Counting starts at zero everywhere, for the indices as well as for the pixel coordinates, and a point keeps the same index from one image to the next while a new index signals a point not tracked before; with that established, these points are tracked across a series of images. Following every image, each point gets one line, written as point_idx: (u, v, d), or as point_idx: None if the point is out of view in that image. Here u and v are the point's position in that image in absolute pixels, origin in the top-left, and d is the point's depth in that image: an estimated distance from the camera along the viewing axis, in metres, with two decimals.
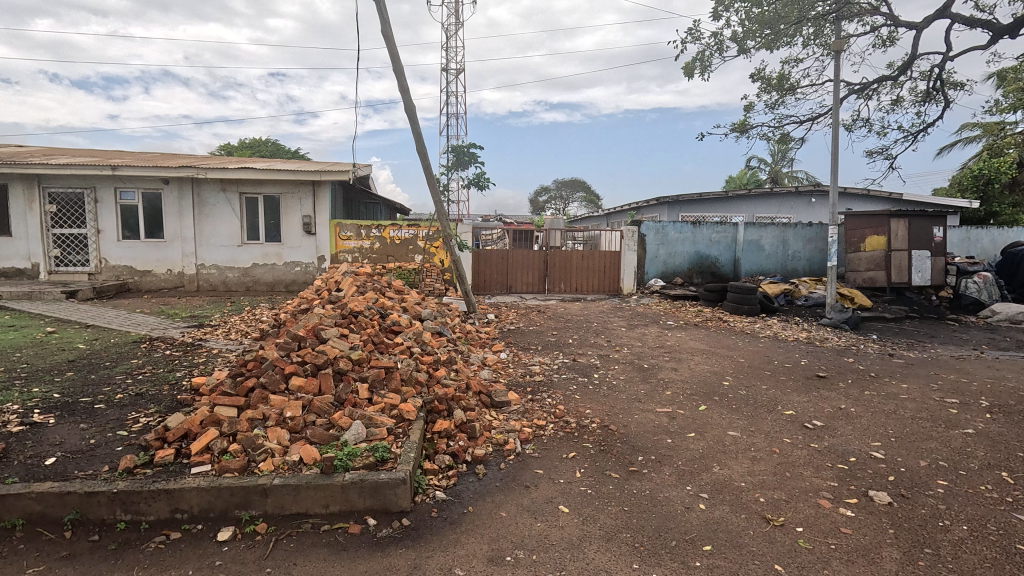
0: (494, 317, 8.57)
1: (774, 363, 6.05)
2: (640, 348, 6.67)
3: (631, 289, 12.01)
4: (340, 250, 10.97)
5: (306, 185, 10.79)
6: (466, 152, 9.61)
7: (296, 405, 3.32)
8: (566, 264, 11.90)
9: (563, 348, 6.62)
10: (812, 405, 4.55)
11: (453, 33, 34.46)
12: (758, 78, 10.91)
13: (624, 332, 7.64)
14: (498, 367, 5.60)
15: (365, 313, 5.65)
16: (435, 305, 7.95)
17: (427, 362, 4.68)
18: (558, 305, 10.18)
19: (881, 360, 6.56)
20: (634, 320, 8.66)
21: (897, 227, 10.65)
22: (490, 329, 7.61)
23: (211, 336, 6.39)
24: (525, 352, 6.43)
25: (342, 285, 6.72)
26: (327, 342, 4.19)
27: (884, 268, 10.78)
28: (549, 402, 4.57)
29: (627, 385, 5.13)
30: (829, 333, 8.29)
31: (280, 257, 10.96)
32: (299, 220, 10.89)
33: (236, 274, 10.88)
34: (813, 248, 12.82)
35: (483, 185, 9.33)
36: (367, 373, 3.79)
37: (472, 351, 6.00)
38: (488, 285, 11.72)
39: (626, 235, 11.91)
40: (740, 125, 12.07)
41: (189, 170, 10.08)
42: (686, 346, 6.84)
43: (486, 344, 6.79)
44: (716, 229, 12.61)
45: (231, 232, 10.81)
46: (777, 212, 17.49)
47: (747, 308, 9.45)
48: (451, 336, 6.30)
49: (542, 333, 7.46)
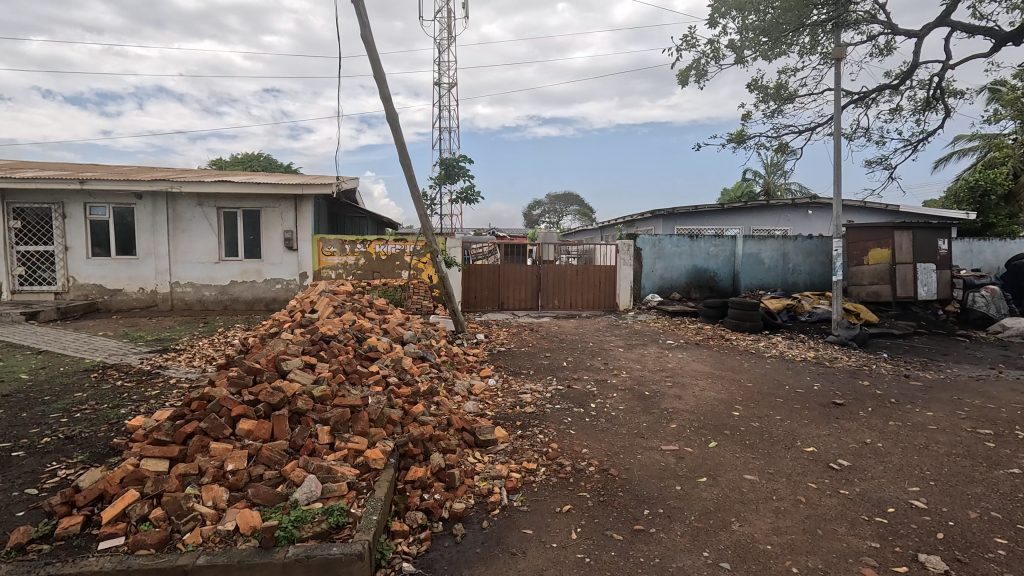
0: (483, 338, 8.06)
1: (785, 389, 5.58)
2: (641, 372, 6.17)
3: (628, 305, 11.58)
4: (323, 267, 10.47)
5: (288, 199, 10.33)
6: (455, 164, 9.11)
7: (239, 457, 2.80)
8: (560, 280, 11.44)
9: (557, 373, 6.11)
10: (834, 440, 4.07)
11: (446, 49, 34.55)
12: (755, 87, 10.64)
13: (623, 353, 7.17)
14: (485, 397, 5.09)
15: (338, 338, 5.15)
16: (420, 325, 7.44)
17: (404, 397, 4.18)
18: (552, 323, 9.70)
19: (897, 383, 6.11)
20: (632, 339, 8.18)
21: (901, 239, 10.31)
22: (479, 352, 7.09)
23: (173, 363, 5.83)
24: (515, 378, 5.92)
25: (317, 306, 6.23)
26: (289, 375, 3.69)
27: (889, 282, 10.41)
28: (540, 440, 4.06)
29: (628, 417, 4.62)
30: (838, 351, 7.86)
31: (259, 274, 10.44)
32: (280, 234, 10.41)
33: (213, 293, 10.34)
34: (814, 261, 12.45)
35: (473, 199, 8.88)
36: (330, 412, 3.29)
37: (457, 379, 5.49)
38: (479, 301, 11.23)
39: (621, 249, 11.52)
40: (737, 135, 11.79)
41: (163, 184, 9.59)
42: (690, 369, 6.35)
43: (473, 369, 6.28)
44: (714, 242, 12.22)
45: (208, 248, 10.28)
46: (774, 224, 17.20)
47: (750, 325, 9.03)
48: (434, 361, 5.81)
49: (535, 356, 6.95)
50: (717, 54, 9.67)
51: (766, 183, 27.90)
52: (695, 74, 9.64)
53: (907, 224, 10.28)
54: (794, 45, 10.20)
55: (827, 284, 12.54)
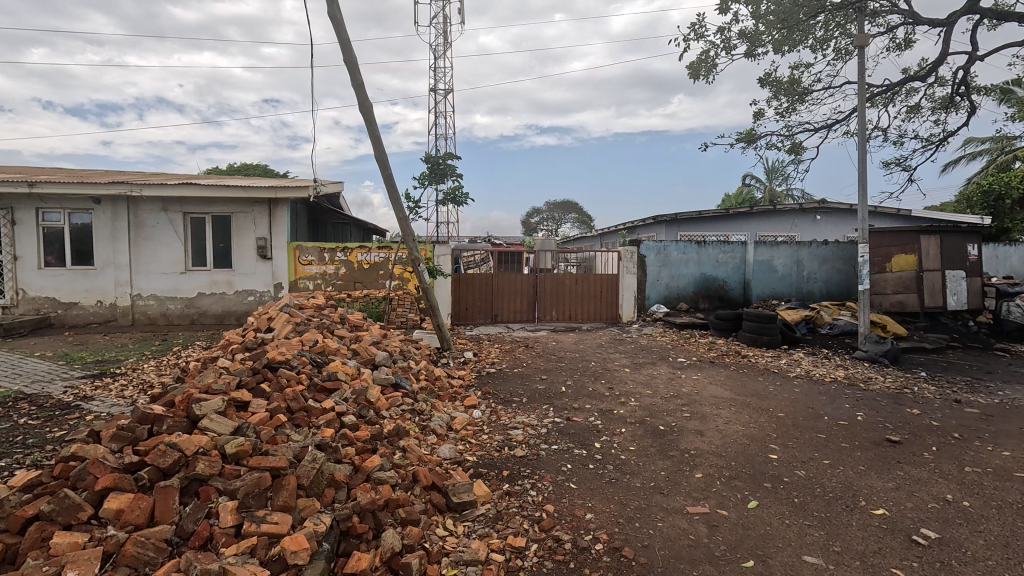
0: (472, 356, 7.18)
1: (825, 420, 4.69)
2: (652, 400, 5.26)
3: (631, 316, 10.71)
4: (300, 277, 9.70)
5: (261, 203, 9.51)
6: (441, 161, 8.10)
7: (87, 559, 1.93)
8: (558, 290, 10.58)
9: (555, 402, 5.21)
10: (906, 499, 3.19)
11: (442, 55, 34.03)
12: (767, 82, 9.88)
13: (629, 374, 6.29)
14: (466, 436, 4.22)
15: (288, 364, 4.27)
16: (399, 343, 6.57)
17: (358, 444, 3.30)
18: (549, 338, 8.81)
19: (951, 411, 5.23)
20: (639, 357, 7.30)
21: (927, 244, 9.51)
22: (465, 374, 6.20)
23: (102, 393, 4.93)
24: (505, 409, 5.04)
25: (274, 324, 5.36)
26: (199, 424, 2.80)
27: (916, 291, 9.61)
28: (532, 500, 3.17)
29: (642, 464, 3.75)
30: (870, 370, 6.99)
31: (230, 285, 9.57)
32: (253, 242, 9.57)
33: (179, 306, 9.46)
34: (830, 268, 11.61)
35: (462, 201, 7.99)
36: (241, 479, 2.40)
37: (434, 413, 4.62)
38: (470, 313, 10.36)
39: (624, 256, 10.68)
40: (746, 134, 11.03)
41: (123, 187, 8.75)
42: (710, 395, 5.47)
43: (456, 397, 5.39)
44: (723, 248, 11.38)
45: (173, 257, 9.41)
46: (781, 230, 16.41)
47: (767, 339, 8.19)
48: (409, 390, 4.94)
49: (529, 379, 6.06)
50: (727, 46, 8.92)
51: (768, 188, 27.20)
52: (705, 68, 8.89)
53: (933, 228, 9.50)
54: (809, 38, 9.47)
55: (844, 293, 11.68)
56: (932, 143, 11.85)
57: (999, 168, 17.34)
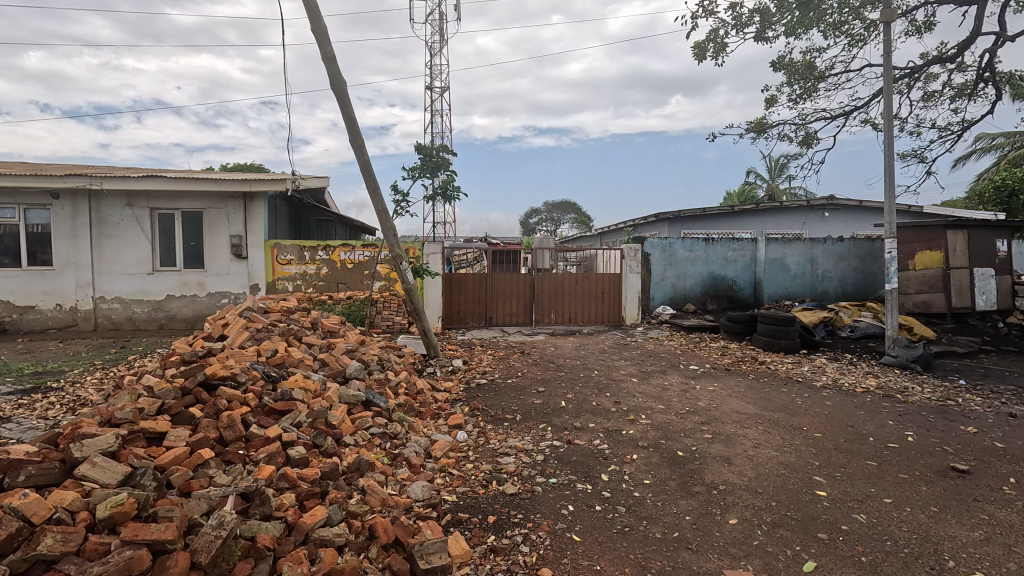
0: (461, 364, 6.47)
1: (871, 443, 3.99)
2: (666, 418, 4.55)
3: (635, 319, 10.00)
4: (278, 277, 9.02)
5: (235, 199, 8.82)
6: (433, 152, 6.58)
7: None
8: (557, 291, 9.88)
9: (553, 420, 4.49)
10: (1005, 556, 2.48)
11: (438, 52, 33.32)
12: (780, 66, 9.18)
13: (638, 385, 5.60)
14: (446, 466, 3.52)
15: (231, 381, 3.55)
16: (379, 351, 5.86)
17: (302, 488, 2.58)
18: (546, 343, 8.10)
19: (1011, 428, 4.54)
20: (646, 365, 6.59)
21: (955, 240, 8.82)
22: (452, 386, 5.49)
23: (22, 413, 4.20)
24: (494, 429, 4.34)
25: (230, 330, 4.64)
26: (74, 471, 2.09)
27: (943, 290, 8.87)
28: (522, 562, 2.44)
29: (661, 504, 3.04)
30: (903, 378, 6.30)
31: (201, 286, 8.85)
32: (227, 240, 8.85)
33: (146, 310, 8.74)
34: (845, 266, 10.92)
35: (452, 198, 6.81)
36: (105, 562, 1.69)
37: (411, 437, 3.92)
38: (463, 316, 9.65)
39: (627, 254, 9.95)
40: (756, 124, 10.35)
41: (82, 180, 8.02)
42: (731, 410, 4.76)
43: (440, 415, 4.68)
44: (732, 245, 10.68)
45: (138, 257, 8.68)
46: (789, 228, 15.74)
47: (786, 343, 7.51)
48: (383, 408, 4.23)
49: (523, 391, 5.35)
50: (737, 24, 8.25)
51: (769, 186, 26.60)
52: (713, 49, 8.21)
53: (961, 223, 8.84)
54: (824, 18, 8.82)
55: (861, 292, 10.98)
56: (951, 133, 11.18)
57: (1013, 163, 16.56)
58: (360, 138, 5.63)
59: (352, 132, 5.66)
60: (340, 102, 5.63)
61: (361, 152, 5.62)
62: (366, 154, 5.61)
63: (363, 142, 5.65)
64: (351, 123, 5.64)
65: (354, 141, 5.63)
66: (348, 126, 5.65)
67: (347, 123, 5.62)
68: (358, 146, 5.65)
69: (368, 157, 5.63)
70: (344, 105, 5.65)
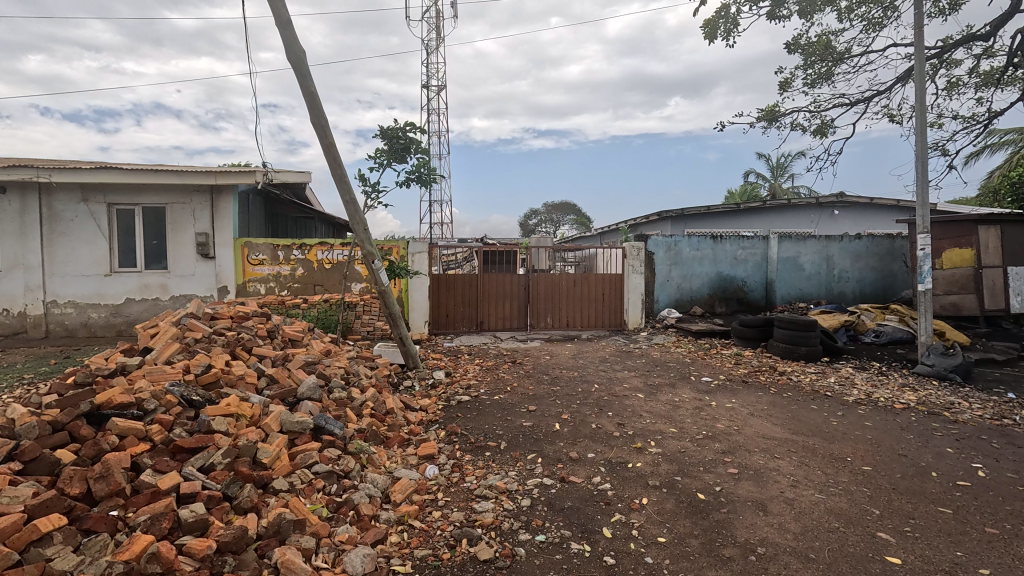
0: (443, 377, 5.72)
1: (937, 480, 3.23)
2: (680, 445, 3.80)
3: (638, 323, 9.25)
4: (248, 279, 8.28)
5: (202, 193, 8.08)
6: (398, 132, 5.86)
7: None
8: (553, 293, 9.13)
9: (544, 450, 3.73)
10: None
11: (434, 50, 32.61)
12: (794, 47, 8.47)
13: (644, 402, 4.84)
14: (405, 519, 2.76)
15: (133, 411, 2.81)
16: (346, 362, 5.10)
17: None
18: (541, 350, 7.34)
19: None
20: (653, 377, 5.82)
21: (987, 236, 8.09)
22: (429, 404, 4.74)
23: None
24: (473, 462, 3.58)
25: (158, 341, 3.88)
26: None
27: (975, 290, 8.13)
28: None
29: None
30: (945, 391, 5.55)
31: (164, 289, 8.10)
32: (192, 239, 8.10)
33: (103, 315, 7.97)
34: (863, 266, 10.17)
35: (428, 180, 6.07)
36: None
37: (366, 475, 3.17)
38: (452, 320, 8.89)
39: (629, 253, 9.20)
40: (767, 112, 9.62)
41: (28, 172, 7.26)
42: (758, 435, 3.99)
43: (409, 442, 3.92)
44: (742, 244, 9.93)
45: (94, 258, 7.92)
46: (797, 226, 15.03)
47: (806, 350, 6.77)
48: (337, 437, 3.47)
49: (511, 411, 4.58)
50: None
51: (773, 186, 25.88)
52: (724, 28, 7.49)
53: (993, 218, 8.11)
54: None
55: (879, 293, 10.23)
56: (977, 122, 10.42)
57: None
58: (322, 116, 4.93)
59: (313, 109, 4.94)
60: (297, 76, 4.97)
61: (324, 132, 4.90)
62: (329, 135, 4.88)
63: (325, 121, 4.94)
64: (311, 99, 4.94)
65: (315, 119, 4.92)
66: (308, 103, 4.95)
67: (307, 98, 4.92)
68: (320, 124, 4.91)
69: (332, 138, 4.90)
70: (302, 80, 4.98)
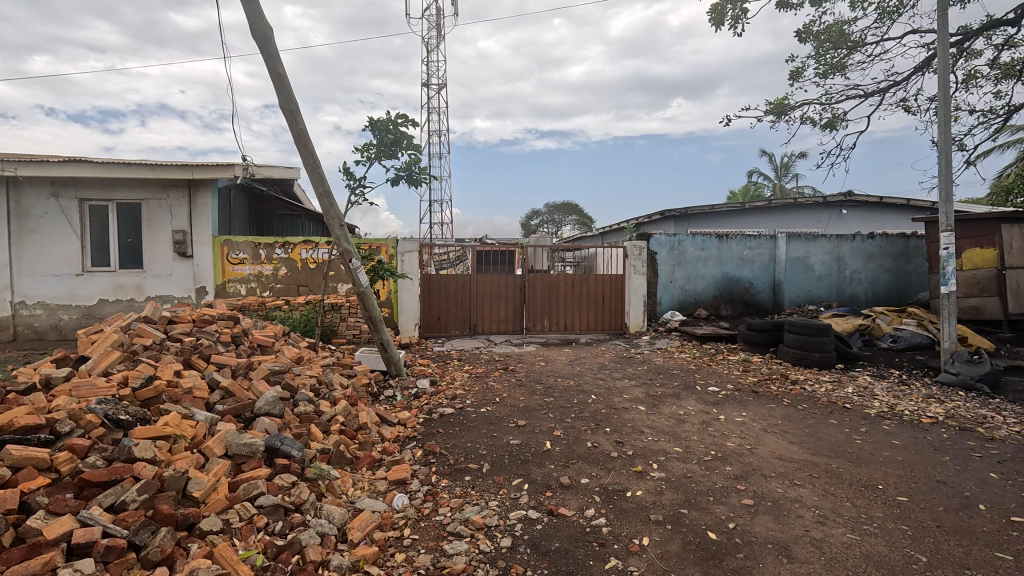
0: (427, 385, 5.28)
1: (986, 515, 2.78)
2: (685, 468, 3.35)
3: (639, 326, 8.80)
4: (228, 279, 7.87)
5: (179, 188, 7.66)
6: (390, 126, 5.35)
7: None
8: (550, 294, 8.68)
9: (532, 473, 3.29)
10: None
11: (434, 48, 32.23)
12: (807, 35, 8.02)
13: (646, 416, 4.38)
14: (359, 566, 2.32)
15: (39, 435, 2.40)
16: (319, 371, 4.67)
17: None
18: (536, 355, 6.91)
19: None
20: (655, 386, 5.37)
21: (1011, 236, 7.61)
22: (408, 418, 4.29)
23: None
24: (449, 488, 3.14)
25: (98, 349, 3.45)
26: None
27: (998, 293, 7.64)
28: None
29: None
30: (974, 403, 5.09)
31: (139, 290, 7.69)
32: (169, 237, 7.68)
33: (74, 317, 7.56)
34: (876, 266, 9.69)
35: (419, 181, 5.63)
36: None
37: (322, 507, 2.74)
38: (443, 323, 8.44)
39: (631, 252, 8.75)
40: (777, 105, 9.15)
41: None
42: (774, 457, 3.52)
43: (381, 463, 3.49)
44: (749, 243, 9.47)
45: (64, 256, 7.49)
46: (804, 225, 14.53)
47: (819, 357, 6.31)
48: (295, 460, 3.03)
49: (497, 426, 4.12)
50: None
51: (775, 186, 25.46)
52: (732, 15, 7.04)
53: (1018, 216, 7.63)
54: None
55: (892, 295, 9.77)
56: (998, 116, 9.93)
57: None
58: (291, 99, 4.50)
59: (281, 92, 4.51)
60: (264, 55, 4.56)
61: (294, 117, 4.47)
62: (300, 120, 4.45)
63: (295, 106, 4.52)
64: (280, 81, 4.52)
65: (284, 103, 4.50)
66: (276, 86, 4.52)
67: (275, 81, 4.50)
68: (289, 109, 4.49)
69: (303, 124, 4.47)
70: (269, 60, 4.57)
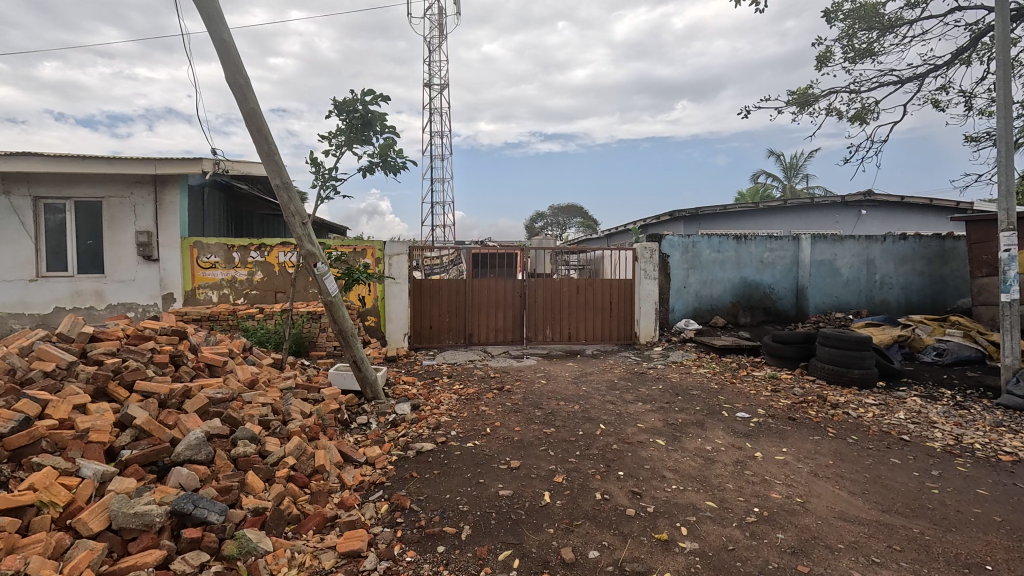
0: (408, 410, 4.53)
1: None
2: (724, 534, 2.59)
3: (650, 336, 8.02)
4: (198, 285, 7.16)
5: (144, 185, 6.96)
6: (356, 106, 4.64)
7: None
8: (552, 301, 7.92)
9: (525, 542, 2.53)
10: None
11: (436, 47, 31.52)
12: (836, 14, 7.24)
13: (666, 453, 3.61)
14: None
15: None
16: (276, 397, 3.93)
17: None
18: (536, 371, 6.16)
19: None
20: (674, 411, 4.60)
21: None
22: (376, 456, 3.53)
23: None
24: (415, 567, 2.37)
25: None
26: None
27: None
28: None
29: None
30: None
31: (100, 296, 7.01)
32: (133, 238, 6.99)
33: (29, 326, 6.89)
34: (908, 270, 8.88)
35: (395, 168, 4.89)
36: None
37: None
38: (435, 333, 7.69)
39: (641, 255, 7.98)
40: (799, 94, 8.38)
41: None
42: (836, 518, 2.74)
43: (332, 525, 2.72)
44: (770, 245, 8.68)
45: (16, 259, 6.79)
46: (822, 226, 13.69)
47: (859, 374, 5.51)
48: (209, 532, 2.29)
49: (485, 468, 3.36)
50: None
51: (786, 187, 24.57)
52: None
53: None
54: None
55: (926, 302, 8.94)
56: None
57: None
58: (240, 74, 3.92)
59: (227, 65, 3.86)
60: (203, 17, 3.78)
61: (244, 94, 3.93)
62: (251, 99, 3.94)
63: (244, 81, 3.95)
64: (224, 48, 3.84)
65: (231, 78, 3.89)
66: (222, 57, 3.86)
67: (220, 50, 3.84)
68: (238, 85, 3.90)
69: (254, 103, 3.94)
70: (211, 24, 3.81)
